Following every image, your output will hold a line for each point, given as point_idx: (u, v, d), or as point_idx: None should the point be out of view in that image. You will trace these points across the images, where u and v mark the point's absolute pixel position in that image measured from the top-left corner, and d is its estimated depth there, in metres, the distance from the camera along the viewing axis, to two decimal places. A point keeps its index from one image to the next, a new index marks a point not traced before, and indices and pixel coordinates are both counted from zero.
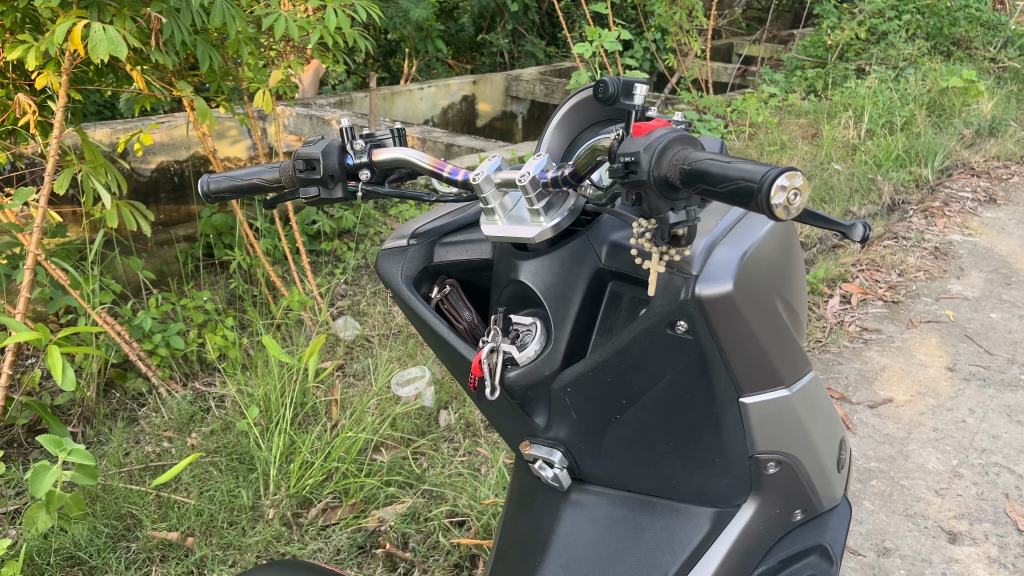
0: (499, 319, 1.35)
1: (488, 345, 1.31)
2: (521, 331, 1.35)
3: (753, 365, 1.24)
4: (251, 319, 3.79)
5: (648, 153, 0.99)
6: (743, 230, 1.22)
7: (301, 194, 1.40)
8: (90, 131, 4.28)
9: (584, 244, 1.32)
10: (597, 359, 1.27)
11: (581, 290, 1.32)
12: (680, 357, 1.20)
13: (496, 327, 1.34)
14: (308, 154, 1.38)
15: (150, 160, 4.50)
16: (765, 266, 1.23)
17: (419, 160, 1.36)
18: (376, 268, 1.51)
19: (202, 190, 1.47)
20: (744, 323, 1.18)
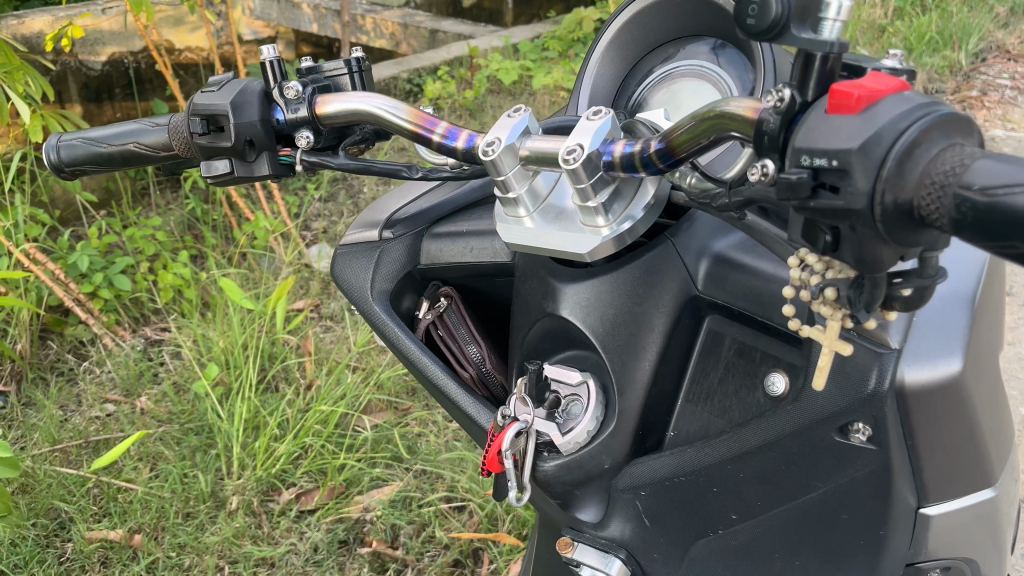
0: (527, 376, 0.84)
1: (514, 427, 0.80)
2: (555, 397, 0.83)
3: (964, 475, 0.71)
4: (208, 249, 3.20)
5: (877, 157, 0.47)
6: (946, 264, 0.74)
7: (203, 172, 0.86)
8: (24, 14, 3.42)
9: (666, 260, 0.81)
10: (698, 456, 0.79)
11: (660, 333, 0.81)
12: (848, 472, 0.71)
13: (522, 388, 0.83)
14: (210, 106, 0.84)
15: (102, 52, 3.55)
16: (989, 325, 0.74)
17: (393, 115, 0.83)
18: (336, 275, 1.01)
19: (50, 162, 0.92)
20: (965, 424, 0.69)
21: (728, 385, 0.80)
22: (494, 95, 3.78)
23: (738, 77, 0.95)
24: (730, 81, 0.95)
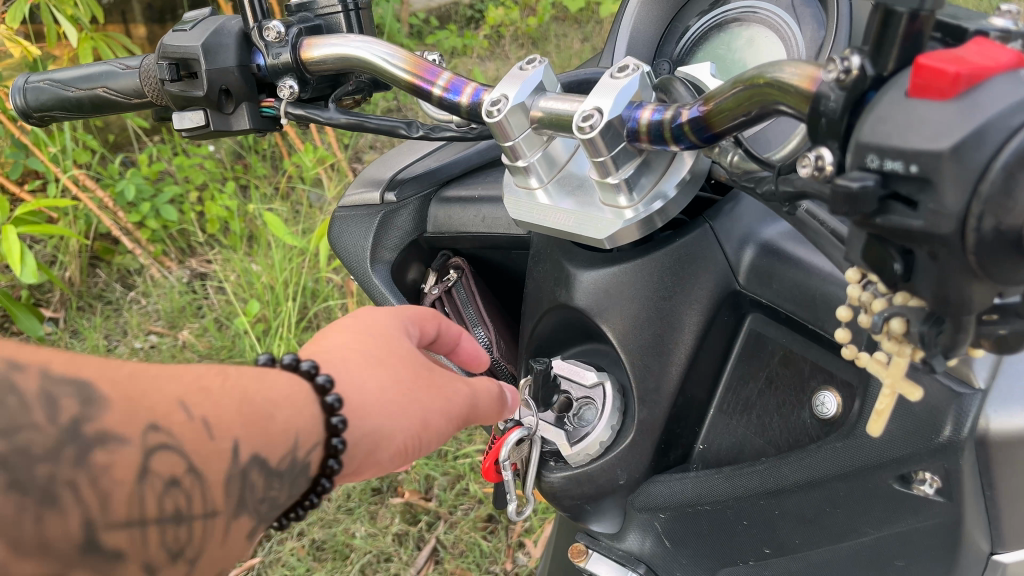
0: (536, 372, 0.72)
1: (514, 434, 0.70)
2: (559, 403, 0.71)
3: None
4: (257, 179, 3.11)
5: (980, 162, 0.34)
6: None
7: (175, 124, 0.76)
8: None
9: (702, 247, 0.68)
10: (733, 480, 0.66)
11: (694, 333, 0.68)
12: (907, 522, 0.58)
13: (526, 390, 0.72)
14: (180, 48, 0.73)
15: None
16: None
17: (390, 63, 0.70)
18: (332, 240, 0.91)
19: (17, 106, 0.82)
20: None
21: (769, 399, 0.67)
22: (558, 22, 3.47)
23: (810, 19, 0.79)
24: (795, 30, 0.80)
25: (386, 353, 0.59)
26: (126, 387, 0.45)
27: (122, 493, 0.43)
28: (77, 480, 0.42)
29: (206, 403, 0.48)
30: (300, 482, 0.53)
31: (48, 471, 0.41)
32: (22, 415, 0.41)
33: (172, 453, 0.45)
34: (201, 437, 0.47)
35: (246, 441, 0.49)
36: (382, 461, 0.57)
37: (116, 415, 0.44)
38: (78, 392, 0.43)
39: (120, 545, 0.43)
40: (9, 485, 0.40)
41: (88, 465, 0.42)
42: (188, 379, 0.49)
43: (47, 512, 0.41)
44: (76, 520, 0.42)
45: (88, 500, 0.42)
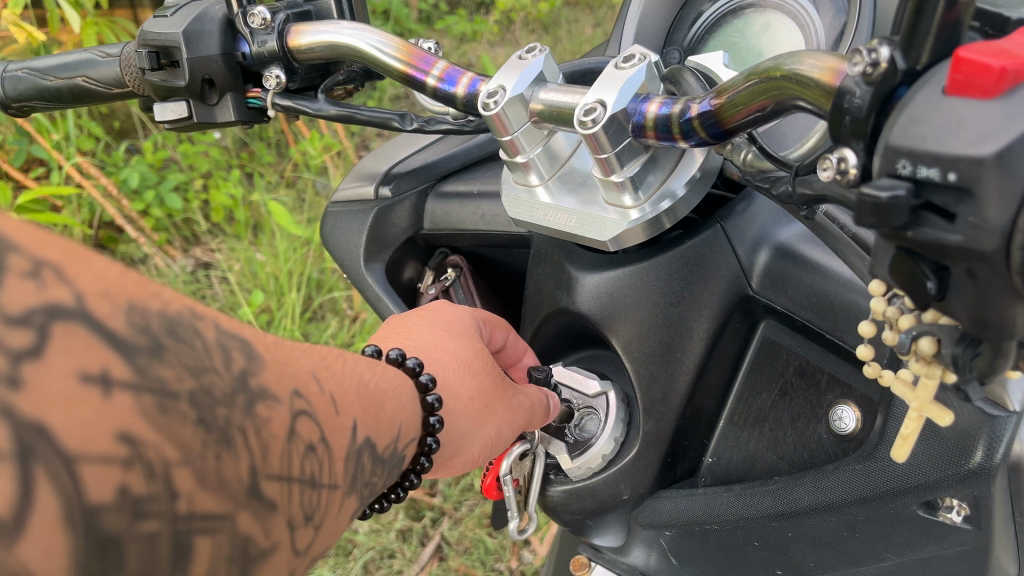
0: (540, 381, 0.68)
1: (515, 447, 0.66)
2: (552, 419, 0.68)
3: None
4: (263, 167, 3.07)
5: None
6: None
7: (155, 117, 0.73)
8: None
9: (712, 250, 0.64)
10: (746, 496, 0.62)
11: (703, 340, 0.64)
12: (931, 549, 0.53)
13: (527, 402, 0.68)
14: (161, 36, 0.69)
15: None
16: None
17: (384, 52, 0.66)
18: (324, 236, 0.87)
19: None
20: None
21: (783, 412, 0.63)
22: (569, 7, 3.40)
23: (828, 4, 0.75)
24: (815, 16, 0.75)
25: (472, 355, 0.63)
26: (275, 348, 0.41)
27: (277, 449, 0.38)
28: (247, 427, 0.36)
29: (332, 379, 0.46)
30: (394, 475, 0.52)
31: (227, 414, 0.35)
32: (208, 357, 0.35)
33: (309, 419, 0.41)
34: (331, 410, 0.44)
35: (363, 425, 0.47)
36: (457, 464, 0.61)
37: (272, 374, 0.39)
38: (245, 348, 0.37)
39: (274, 498, 0.37)
40: (200, 421, 0.33)
41: (254, 415, 0.36)
42: (317, 357, 0.46)
43: (225, 453, 0.34)
44: (245, 467, 0.35)
45: (251, 449, 0.36)
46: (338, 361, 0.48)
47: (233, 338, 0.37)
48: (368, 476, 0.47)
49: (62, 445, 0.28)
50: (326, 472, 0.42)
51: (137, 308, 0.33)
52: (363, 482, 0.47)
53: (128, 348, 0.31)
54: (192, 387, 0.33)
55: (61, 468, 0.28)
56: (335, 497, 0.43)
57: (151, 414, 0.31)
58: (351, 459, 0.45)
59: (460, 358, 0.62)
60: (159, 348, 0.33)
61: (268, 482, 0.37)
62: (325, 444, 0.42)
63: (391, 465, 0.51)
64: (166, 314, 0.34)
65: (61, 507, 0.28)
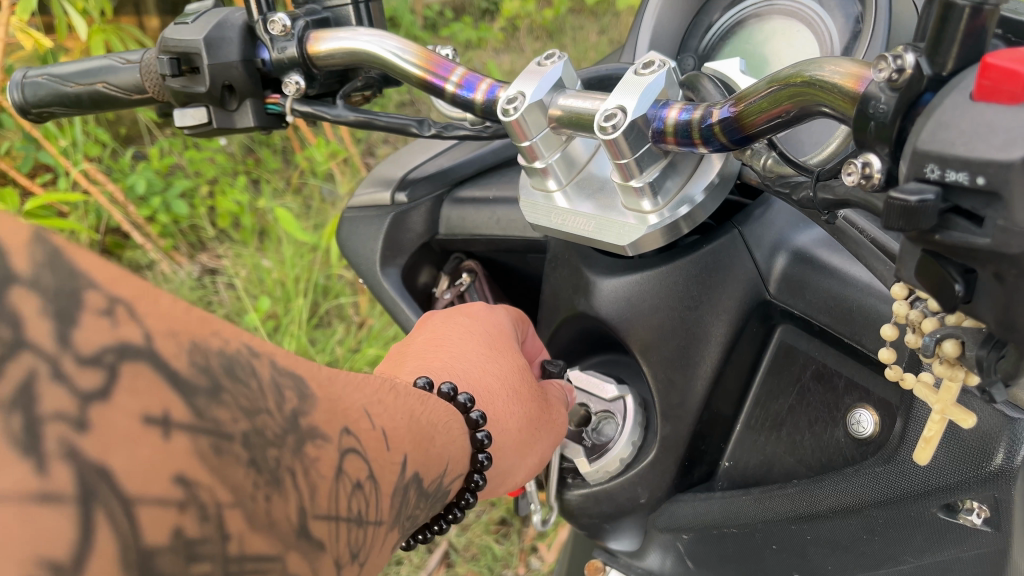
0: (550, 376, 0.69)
1: None
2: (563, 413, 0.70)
3: None
4: (268, 174, 3.07)
5: None
6: None
7: (175, 122, 0.73)
8: None
9: (733, 256, 0.65)
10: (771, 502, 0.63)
11: (720, 344, 0.65)
12: (952, 551, 0.52)
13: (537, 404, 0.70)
14: (182, 43, 0.70)
15: None
16: None
17: (402, 58, 0.67)
18: (340, 242, 0.87)
19: (14, 102, 0.79)
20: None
21: (801, 416, 0.63)
22: (573, 14, 3.41)
23: (838, 7, 0.76)
24: (830, 21, 0.76)
25: (517, 381, 0.66)
26: (327, 385, 0.42)
27: (325, 487, 0.39)
28: (295, 466, 0.37)
29: (382, 413, 0.47)
30: (436, 506, 0.54)
31: (277, 455, 0.36)
32: (262, 397, 0.36)
33: (357, 456, 0.42)
34: (380, 444, 0.45)
35: (412, 460, 0.48)
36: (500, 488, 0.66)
37: (322, 414, 0.40)
38: (296, 386, 0.39)
39: (322, 538, 0.38)
40: (251, 461, 0.34)
41: (303, 454, 0.38)
42: (369, 390, 0.48)
43: (275, 492, 0.35)
44: (294, 507, 0.36)
45: (300, 487, 0.37)
46: (388, 397, 0.50)
47: (287, 377, 0.39)
48: (414, 509, 0.49)
49: (122, 487, 0.29)
50: (374, 508, 0.43)
51: (199, 347, 0.34)
52: (409, 516, 0.48)
53: (188, 389, 0.33)
54: (245, 426, 0.35)
55: (119, 508, 0.29)
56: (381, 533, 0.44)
57: (206, 454, 0.32)
58: (400, 494, 0.46)
59: (506, 384, 0.65)
60: (218, 389, 0.34)
61: (317, 521, 0.38)
62: (374, 481, 0.43)
63: (438, 497, 0.54)
64: (225, 353, 0.35)
65: (118, 544, 0.29)
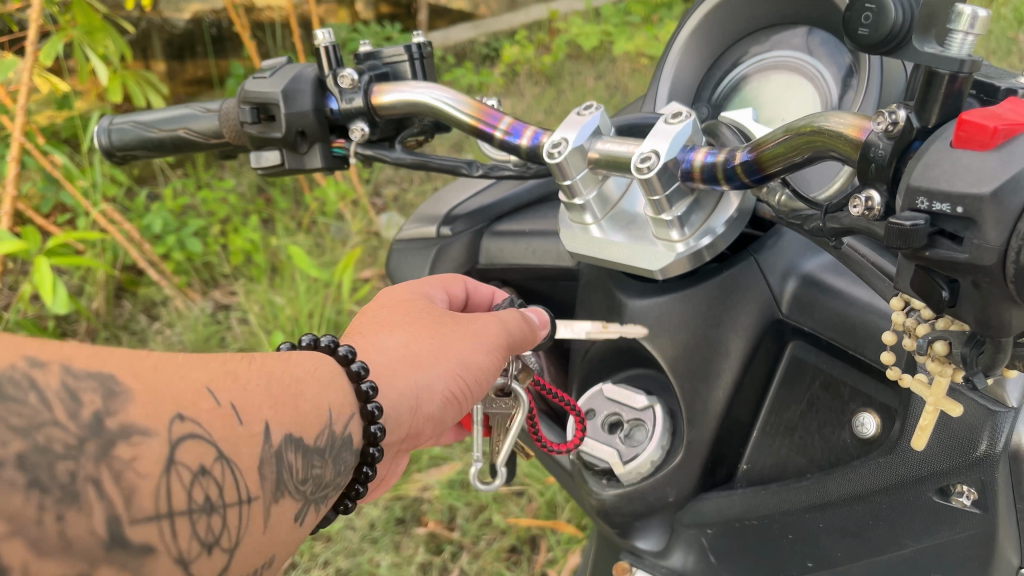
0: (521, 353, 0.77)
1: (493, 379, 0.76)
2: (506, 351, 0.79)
3: None
4: (279, 213, 3.16)
5: (1003, 207, 0.39)
6: None
7: (253, 163, 0.83)
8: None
9: (750, 278, 0.74)
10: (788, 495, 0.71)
11: (738, 358, 0.73)
12: (946, 534, 0.61)
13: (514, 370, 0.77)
14: (262, 94, 0.79)
15: (187, 5, 2.95)
16: None
17: (455, 108, 0.76)
18: (388, 271, 0.97)
19: (101, 145, 0.88)
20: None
21: (811, 421, 0.72)
22: (573, 60, 3.54)
23: (832, 59, 0.86)
24: (825, 71, 0.86)
25: (404, 315, 0.72)
26: (153, 379, 0.48)
27: (147, 486, 0.45)
28: (98, 475, 0.43)
29: (230, 389, 0.54)
30: (342, 453, 0.60)
31: (71, 468, 0.42)
32: (45, 411, 0.42)
33: (198, 442, 0.49)
34: (231, 423, 0.52)
35: (277, 424, 0.55)
36: (432, 412, 0.69)
37: (139, 410, 0.46)
38: (102, 387, 0.45)
39: (143, 540, 0.45)
40: (33, 483, 0.40)
41: (110, 458, 0.44)
42: (217, 365, 0.54)
43: (71, 509, 0.41)
44: (100, 518, 0.43)
45: (115, 497, 0.43)
46: (242, 365, 0.56)
47: (85, 384, 0.45)
48: (294, 462, 0.56)
49: None
50: (235, 490, 0.51)
51: None
52: (291, 482, 0.56)
53: None
54: (19, 447, 0.40)
55: None
56: (256, 507, 0.52)
57: None
58: (266, 461, 0.54)
59: (390, 319, 0.72)
60: None
61: (139, 525, 0.44)
62: (225, 459, 0.51)
63: (337, 453, 0.60)
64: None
65: None
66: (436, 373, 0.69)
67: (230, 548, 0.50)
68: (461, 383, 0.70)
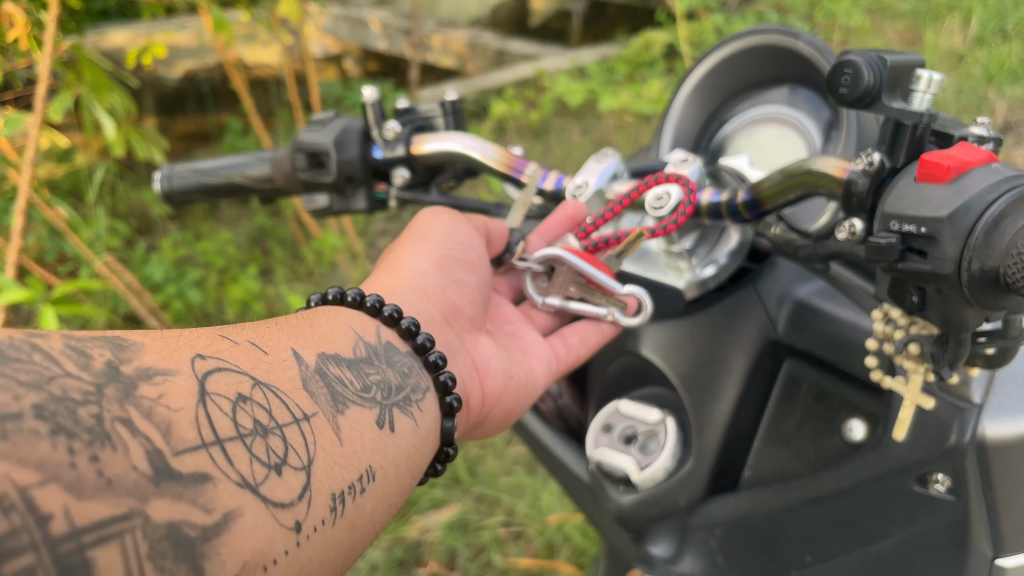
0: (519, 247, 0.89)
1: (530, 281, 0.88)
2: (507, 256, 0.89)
3: None
4: (276, 264, 3.20)
5: (954, 228, 0.50)
6: None
7: (305, 205, 0.94)
8: (102, 19, 3.11)
9: (749, 300, 0.86)
10: (788, 493, 0.80)
11: (739, 374, 0.84)
12: (926, 521, 0.69)
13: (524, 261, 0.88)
14: (315, 144, 0.90)
15: (177, 63, 3.03)
16: None
17: (484, 156, 0.87)
18: None
19: (161, 189, 0.98)
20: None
21: (806, 429, 0.80)
22: (559, 117, 3.65)
23: (810, 110, 0.98)
24: (804, 118, 0.98)
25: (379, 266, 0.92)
26: (170, 337, 0.59)
27: (182, 420, 0.52)
28: (124, 413, 0.49)
29: (246, 335, 0.66)
30: (386, 353, 0.77)
31: (91, 413, 0.48)
32: (51, 366, 0.48)
33: (219, 379, 0.58)
34: (257, 354, 0.64)
35: (302, 349, 0.68)
36: (435, 282, 0.87)
37: (151, 361, 0.54)
38: (108, 346, 0.53)
39: (189, 469, 0.50)
40: (57, 430, 0.45)
41: (131, 400, 0.51)
42: (227, 329, 0.66)
43: (102, 451, 0.47)
44: (130, 460, 0.48)
45: (151, 434, 0.50)
46: (252, 323, 0.70)
47: (93, 343, 0.53)
48: (339, 374, 0.69)
49: None
50: (289, 412, 0.61)
51: None
52: (352, 396, 0.69)
53: None
54: (35, 400, 0.46)
55: None
56: (319, 421, 0.63)
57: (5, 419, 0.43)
58: (308, 379, 0.66)
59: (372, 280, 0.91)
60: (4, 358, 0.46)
61: (185, 455, 0.51)
62: (264, 383, 0.61)
63: (386, 354, 0.77)
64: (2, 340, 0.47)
65: None
66: (413, 262, 0.88)
67: (304, 465, 0.59)
68: (449, 258, 0.89)
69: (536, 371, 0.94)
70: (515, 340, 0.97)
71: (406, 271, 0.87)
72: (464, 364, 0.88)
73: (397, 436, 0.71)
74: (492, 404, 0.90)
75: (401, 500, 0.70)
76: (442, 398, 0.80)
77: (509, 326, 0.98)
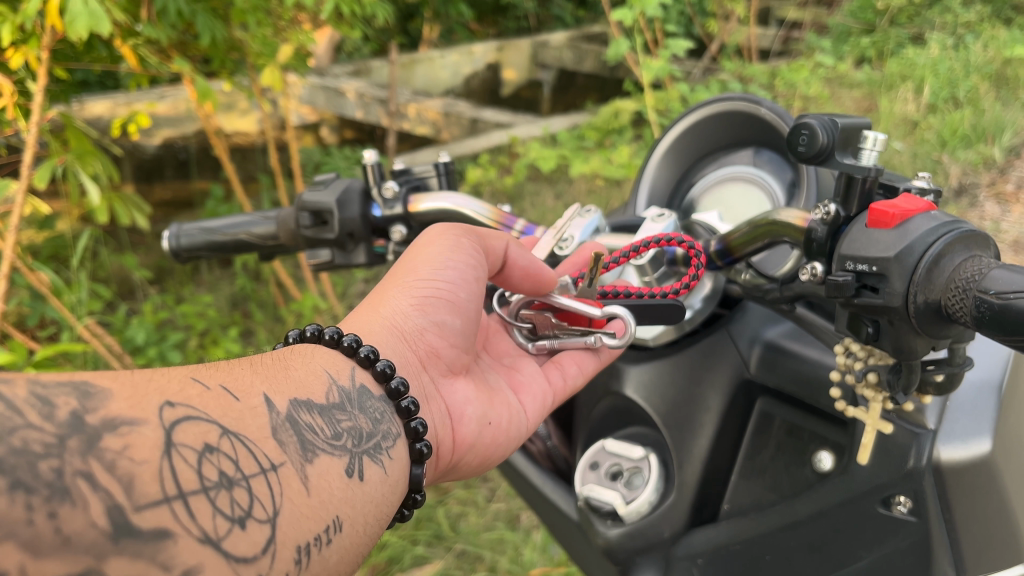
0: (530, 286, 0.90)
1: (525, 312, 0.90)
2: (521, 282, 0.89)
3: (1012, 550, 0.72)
4: (256, 326, 3.22)
5: (901, 267, 0.58)
6: (973, 353, 0.79)
7: (308, 258, 1.00)
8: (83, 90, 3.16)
9: (724, 342, 0.93)
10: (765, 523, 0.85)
11: (717, 411, 0.91)
12: (892, 542, 0.75)
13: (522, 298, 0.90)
14: (318, 204, 0.97)
15: (157, 132, 3.09)
16: None
17: (479, 215, 0.96)
18: None
19: (169, 248, 1.04)
20: (1007, 501, 0.71)
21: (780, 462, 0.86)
22: (534, 181, 3.75)
23: (770, 166, 1.07)
24: (764, 173, 1.07)
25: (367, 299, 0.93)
26: (140, 382, 0.59)
27: (147, 472, 0.53)
28: (83, 465, 0.50)
29: (214, 377, 0.67)
30: (361, 394, 0.79)
31: (51, 467, 0.48)
32: (16, 417, 0.48)
33: (186, 424, 0.58)
34: (228, 400, 0.65)
35: (273, 394, 0.70)
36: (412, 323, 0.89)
37: (120, 407, 0.55)
38: (75, 391, 0.53)
39: (148, 525, 0.51)
40: (15, 485, 0.46)
41: (93, 451, 0.51)
42: (200, 368, 0.67)
43: (61, 507, 0.47)
44: (86, 518, 0.48)
45: (112, 489, 0.51)
46: (225, 364, 0.71)
47: (58, 391, 0.53)
48: (310, 421, 0.71)
49: None
50: (257, 463, 0.62)
51: None
52: (322, 444, 0.70)
53: None
54: None
55: None
56: (287, 472, 0.64)
57: None
58: (279, 427, 0.67)
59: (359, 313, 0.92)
60: None
61: (146, 511, 0.51)
62: (232, 432, 0.62)
63: (358, 400, 0.78)
64: None
65: None
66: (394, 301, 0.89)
67: (268, 518, 0.60)
68: (433, 298, 0.90)
69: (527, 409, 0.99)
70: (510, 378, 1.02)
71: (386, 310, 0.88)
72: (437, 409, 0.90)
73: (367, 485, 0.73)
74: (464, 450, 0.92)
75: (369, 549, 0.71)
76: (412, 445, 0.81)
77: (507, 360, 1.05)
